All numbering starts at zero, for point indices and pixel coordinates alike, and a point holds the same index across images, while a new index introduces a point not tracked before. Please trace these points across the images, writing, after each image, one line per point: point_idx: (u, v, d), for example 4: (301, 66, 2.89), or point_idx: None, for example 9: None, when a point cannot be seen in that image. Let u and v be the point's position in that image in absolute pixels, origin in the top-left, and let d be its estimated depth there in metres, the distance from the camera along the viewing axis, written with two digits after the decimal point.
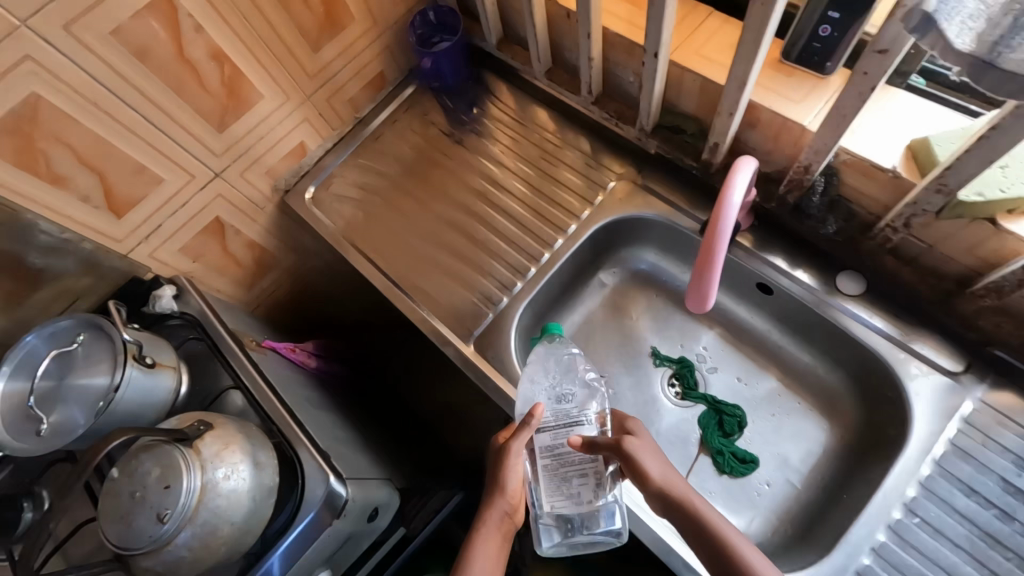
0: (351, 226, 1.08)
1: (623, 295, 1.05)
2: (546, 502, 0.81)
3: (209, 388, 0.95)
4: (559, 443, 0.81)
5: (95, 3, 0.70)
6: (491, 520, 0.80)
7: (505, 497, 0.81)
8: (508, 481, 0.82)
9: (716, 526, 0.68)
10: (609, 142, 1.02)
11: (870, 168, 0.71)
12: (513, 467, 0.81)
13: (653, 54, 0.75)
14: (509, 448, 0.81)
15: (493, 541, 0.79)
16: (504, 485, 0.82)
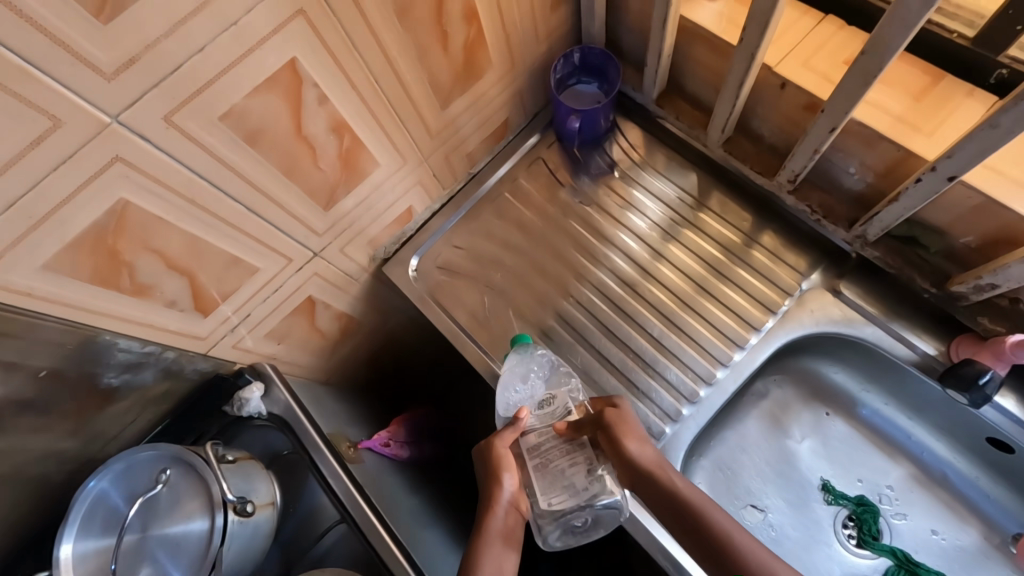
0: (464, 308, 0.91)
1: (787, 410, 0.89)
2: (544, 502, 0.65)
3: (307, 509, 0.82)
4: (545, 439, 0.69)
5: (205, 85, 0.51)
6: (489, 533, 0.67)
7: (499, 515, 0.67)
8: (502, 496, 0.68)
9: (694, 497, 0.64)
10: (791, 231, 0.84)
11: None
12: (501, 466, 0.70)
13: (946, 176, 0.55)
14: (496, 453, 0.70)
15: (496, 552, 0.66)
16: (498, 495, 0.68)
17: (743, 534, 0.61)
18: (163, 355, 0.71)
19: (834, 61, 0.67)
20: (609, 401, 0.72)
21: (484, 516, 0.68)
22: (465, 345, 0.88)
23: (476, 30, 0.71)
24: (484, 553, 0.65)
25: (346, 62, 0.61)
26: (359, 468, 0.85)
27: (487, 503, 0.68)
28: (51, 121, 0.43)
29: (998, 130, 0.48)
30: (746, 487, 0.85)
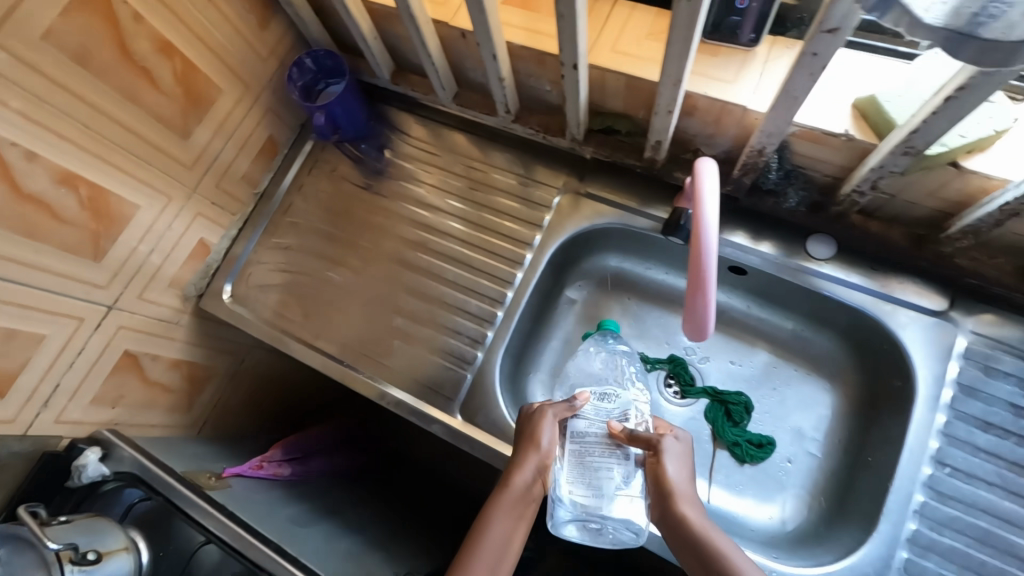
0: (287, 314, 0.96)
1: (595, 307, 1.00)
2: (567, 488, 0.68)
3: (178, 547, 0.83)
4: (593, 433, 0.69)
5: None
6: (507, 496, 0.69)
7: (527, 476, 0.69)
8: (528, 467, 0.70)
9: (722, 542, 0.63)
10: (541, 155, 0.95)
11: (819, 134, 0.66)
12: (540, 437, 0.70)
13: (573, 67, 0.67)
14: (544, 415, 0.71)
15: (511, 514, 0.68)
16: (537, 443, 0.70)
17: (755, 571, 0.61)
18: None
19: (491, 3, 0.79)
20: (671, 429, 0.72)
21: (507, 482, 0.69)
22: (294, 347, 0.93)
23: (181, 61, 0.78)
24: (494, 519, 0.68)
25: (42, 119, 0.65)
26: (221, 492, 0.87)
27: (510, 475, 0.69)
28: None
29: (565, 18, 0.59)
30: None
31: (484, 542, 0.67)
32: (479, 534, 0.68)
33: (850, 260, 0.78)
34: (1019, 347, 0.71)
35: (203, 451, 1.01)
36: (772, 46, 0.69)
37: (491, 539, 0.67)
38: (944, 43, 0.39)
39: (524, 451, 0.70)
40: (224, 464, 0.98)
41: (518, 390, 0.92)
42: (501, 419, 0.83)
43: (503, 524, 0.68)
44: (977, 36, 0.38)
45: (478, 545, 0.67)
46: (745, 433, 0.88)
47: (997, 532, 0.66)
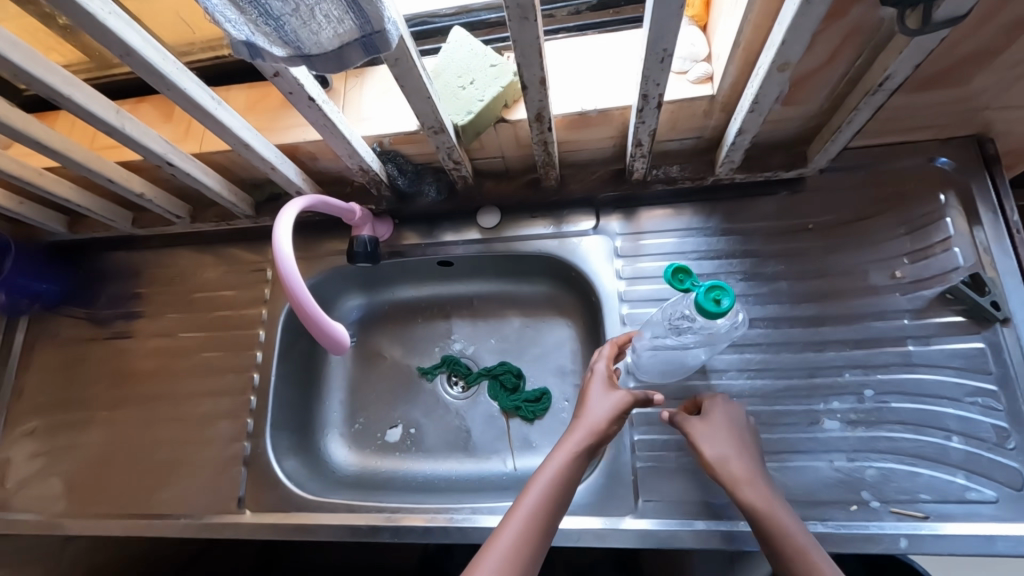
0: (54, 496, 0.91)
1: (365, 346, 1.04)
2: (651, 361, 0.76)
3: None
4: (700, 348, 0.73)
5: None
6: (580, 422, 0.65)
7: (596, 419, 0.65)
8: (597, 402, 0.67)
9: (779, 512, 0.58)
10: (244, 238, 0.98)
11: (404, 136, 0.74)
12: (609, 401, 0.66)
13: (167, 164, 0.72)
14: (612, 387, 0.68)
15: (559, 481, 0.60)
16: (596, 412, 0.66)
17: (814, 547, 0.56)
18: None
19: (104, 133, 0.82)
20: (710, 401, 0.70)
21: (582, 410, 0.67)
22: (69, 525, 0.88)
23: None
24: (550, 475, 0.60)
25: None
26: None
27: (587, 402, 0.67)
28: None
29: (114, 133, 0.64)
30: (376, 418, 0.99)
31: (541, 472, 0.61)
32: (544, 465, 0.62)
33: (514, 218, 0.89)
34: (656, 228, 0.84)
35: None
36: (347, 80, 0.77)
37: (544, 475, 0.61)
38: (304, 63, 0.47)
39: (589, 410, 0.66)
40: None
41: (312, 455, 0.94)
42: (287, 492, 0.84)
43: (572, 454, 0.62)
44: (310, 54, 0.45)
45: (529, 488, 0.60)
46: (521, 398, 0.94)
47: (694, 383, 0.76)
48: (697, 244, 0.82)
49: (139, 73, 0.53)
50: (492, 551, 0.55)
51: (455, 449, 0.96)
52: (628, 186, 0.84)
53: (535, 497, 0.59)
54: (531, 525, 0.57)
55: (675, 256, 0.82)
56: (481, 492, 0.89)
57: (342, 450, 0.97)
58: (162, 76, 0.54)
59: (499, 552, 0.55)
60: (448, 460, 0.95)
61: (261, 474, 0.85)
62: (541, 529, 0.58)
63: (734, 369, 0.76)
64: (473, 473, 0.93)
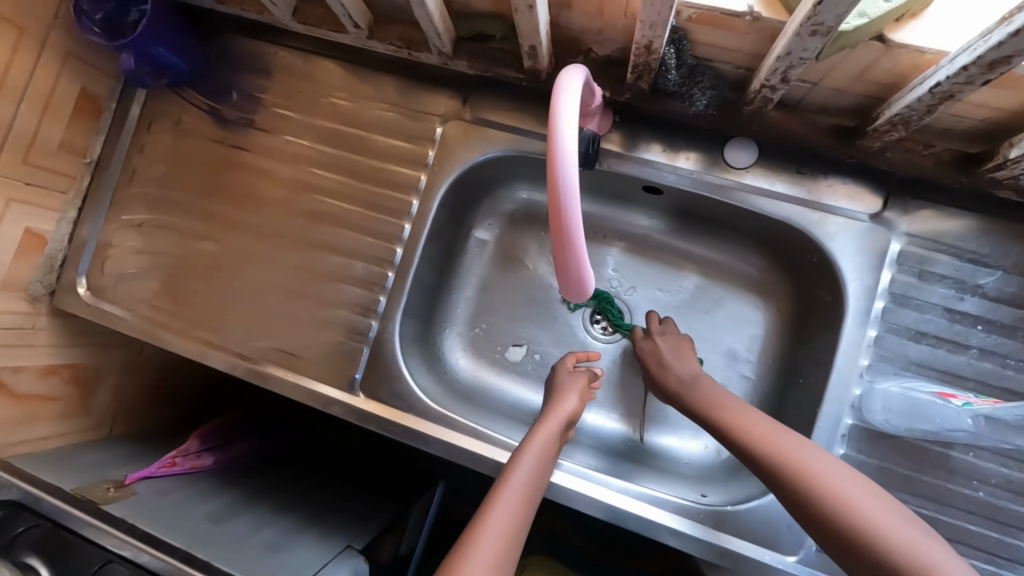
0: (154, 301, 0.84)
1: (508, 246, 0.89)
2: (911, 403, 0.61)
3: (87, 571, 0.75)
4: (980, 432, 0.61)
5: None
6: (540, 430, 0.67)
7: (565, 407, 0.71)
8: (570, 393, 0.73)
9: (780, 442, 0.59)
10: (417, 76, 0.78)
11: (719, 16, 0.52)
12: (567, 390, 0.73)
13: None
14: (569, 375, 0.76)
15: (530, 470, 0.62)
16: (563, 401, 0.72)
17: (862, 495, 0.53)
18: None
19: None
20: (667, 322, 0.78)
21: (556, 401, 0.72)
22: (168, 338, 0.82)
23: None
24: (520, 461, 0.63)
25: None
26: (121, 504, 0.79)
27: (560, 393, 0.73)
28: None
29: None
30: (500, 331, 0.88)
31: (527, 451, 0.64)
32: (525, 446, 0.65)
33: (774, 165, 0.67)
34: (958, 243, 0.63)
35: (105, 455, 0.93)
36: None
37: (529, 453, 0.64)
38: None
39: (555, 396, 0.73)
40: (130, 468, 0.90)
41: (430, 350, 0.84)
42: (406, 389, 0.75)
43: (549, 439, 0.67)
44: None
45: (512, 467, 0.62)
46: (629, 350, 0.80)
47: (930, 447, 0.62)
48: (1004, 281, 0.62)
49: None
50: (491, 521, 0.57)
51: None
52: (966, 180, 0.63)
53: (524, 473, 0.62)
54: (523, 500, 0.59)
55: (968, 287, 0.63)
56: (601, 452, 0.80)
57: (457, 352, 0.87)
58: None
59: (497, 522, 0.56)
60: None
61: (383, 361, 0.76)
62: (528, 503, 0.60)
63: (987, 449, 0.61)
64: (593, 428, 0.83)
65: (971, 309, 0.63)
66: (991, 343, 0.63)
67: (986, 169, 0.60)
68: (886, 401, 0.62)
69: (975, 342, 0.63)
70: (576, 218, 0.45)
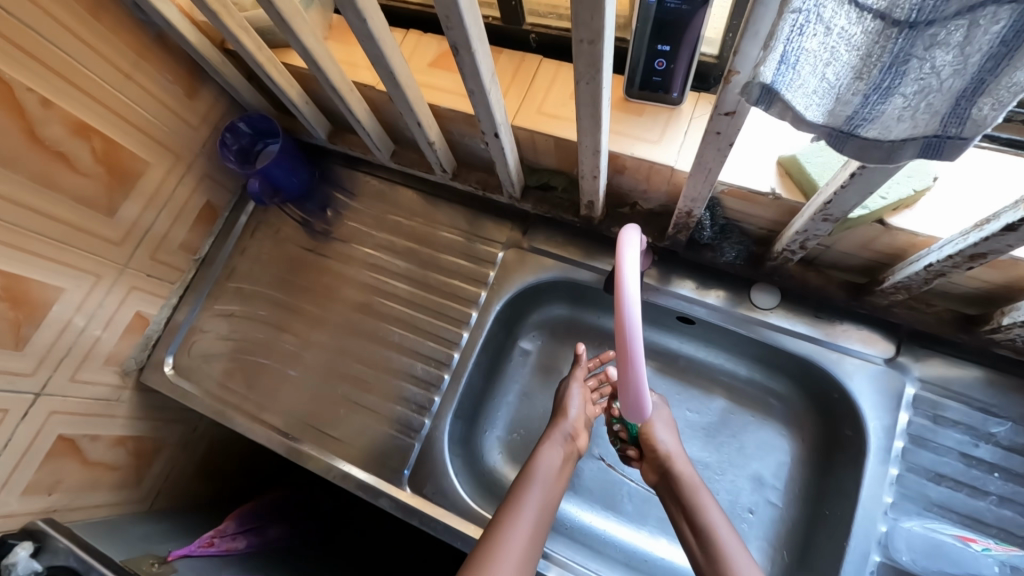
0: (228, 382, 0.93)
1: (549, 357, 0.98)
2: (919, 526, 0.67)
3: None
4: None
5: None
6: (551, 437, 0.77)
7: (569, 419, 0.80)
8: (573, 405, 0.82)
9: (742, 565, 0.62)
10: (483, 208, 0.93)
11: (747, 192, 0.64)
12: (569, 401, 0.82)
13: (494, 135, 0.66)
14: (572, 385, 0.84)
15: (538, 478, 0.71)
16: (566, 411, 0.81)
17: None
18: None
19: (418, 68, 0.78)
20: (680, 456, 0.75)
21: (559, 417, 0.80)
22: (235, 419, 0.89)
23: (100, 140, 0.76)
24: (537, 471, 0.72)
25: None
26: None
27: (563, 406, 0.82)
28: None
29: (476, 94, 0.58)
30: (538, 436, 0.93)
31: (535, 467, 0.72)
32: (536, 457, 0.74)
33: (795, 309, 0.76)
34: (968, 392, 0.70)
35: (148, 528, 0.96)
36: (696, 103, 0.68)
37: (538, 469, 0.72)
38: (828, 140, 0.37)
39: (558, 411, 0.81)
40: (170, 544, 0.93)
41: (472, 449, 0.90)
42: (450, 488, 0.80)
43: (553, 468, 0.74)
44: (859, 135, 0.35)
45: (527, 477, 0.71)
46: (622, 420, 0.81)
47: None
48: (1016, 432, 0.68)
49: (576, 61, 0.46)
50: (512, 522, 0.65)
51: (612, 505, 0.88)
52: (971, 337, 0.70)
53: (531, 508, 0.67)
54: (539, 511, 0.67)
55: (982, 434, 0.69)
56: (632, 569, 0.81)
57: (495, 454, 0.93)
58: (598, 71, 0.46)
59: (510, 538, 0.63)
60: (603, 516, 0.87)
61: (430, 455, 0.82)
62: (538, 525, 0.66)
63: None
64: (625, 543, 0.85)
65: (986, 456, 0.68)
66: (1010, 491, 0.67)
67: (986, 331, 0.68)
68: (901, 526, 0.67)
69: (994, 489, 0.67)
70: (635, 335, 0.52)
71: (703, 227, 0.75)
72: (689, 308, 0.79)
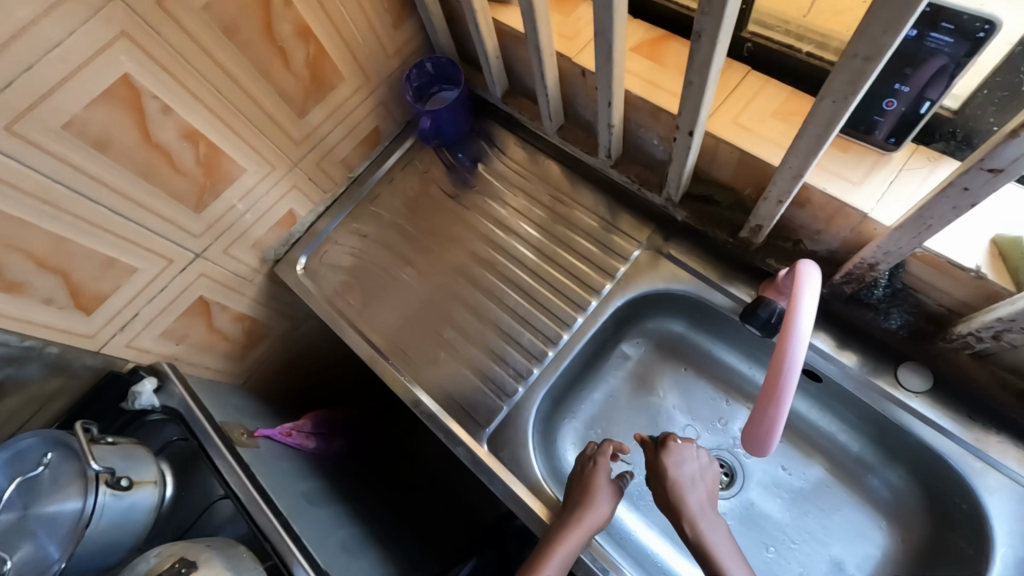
0: (346, 296, 0.99)
1: (647, 368, 0.95)
2: None
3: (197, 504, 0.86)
4: None
5: (67, 115, 0.63)
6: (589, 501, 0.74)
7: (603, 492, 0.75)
8: (603, 495, 0.75)
9: None
10: (629, 203, 0.91)
11: (943, 263, 0.59)
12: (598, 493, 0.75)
13: (688, 132, 0.65)
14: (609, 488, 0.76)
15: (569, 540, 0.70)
16: (597, 504, 0.74)
17: None
18: (46, 351, 0.77)
19: None
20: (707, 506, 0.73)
21: (588, 504, 0.74)
22: (344, 331, 0.95)
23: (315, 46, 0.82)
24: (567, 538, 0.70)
25: (184, 78, 0.70)
26: (249, 452, 0.91)
27: (594, 496, 0.75)
28: None
29: (693, 87, 0.57)
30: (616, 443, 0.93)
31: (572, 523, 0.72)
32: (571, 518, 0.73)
33: (947, 401, 0.69)
34: None
35: (241, 402, 1.05)
36: (912, 154, 0.63)
37: (575, 528, 0.71)
38: None
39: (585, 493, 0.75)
40: (256, 423, 1.01)
41: (550, 432, 0.90)
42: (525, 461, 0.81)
43: (570, 552, 0.70)
44: None
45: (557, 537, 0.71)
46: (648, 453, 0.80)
47: None
48: None
49: (834, 75, 0.44)
50: None
51: (672, 532, 0.86)
52: None
53: None
54: (565, 557, 0.69)
55: None
56: None
57: (569, 444, 0.92)
58: (853, 91, 0.44)
59: None
60: (658, 538, 0.87)
61: (514, 422, 0.83)
62: None
63: None
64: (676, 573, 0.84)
65: None
66: None
67: None
68: None
69: None
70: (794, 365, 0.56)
71: (873, 286, 0.70)
72: (823, 366, 0.74)
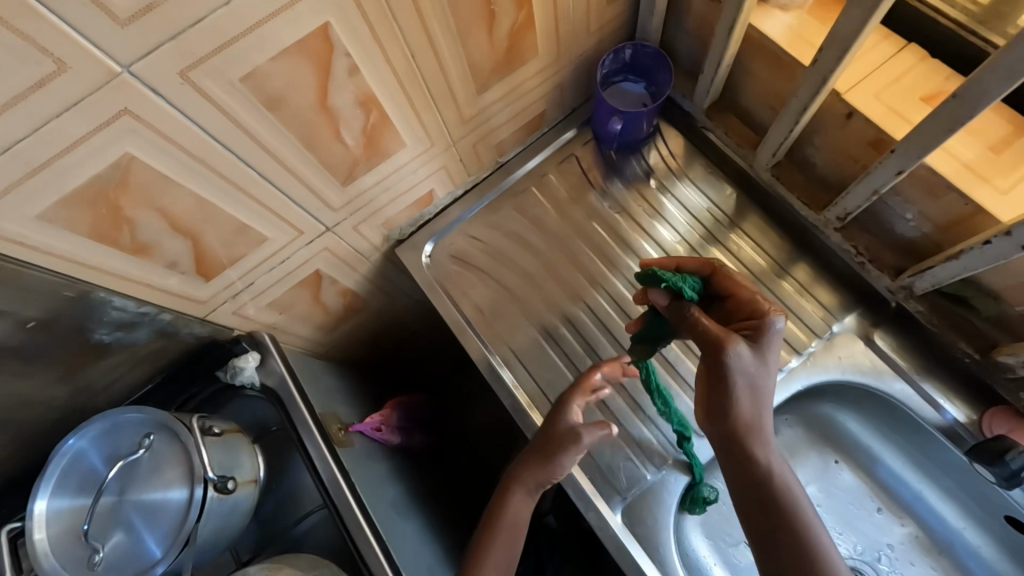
0: (473, 299, 0.87)
1: (794, 452, 0.85)
2: None
3: (293, 512, 0.78)
4: None
5: (252, 66, 0.50)
6: (540, 453, 0.72)
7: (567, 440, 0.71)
8: (569, 447, 0.70)
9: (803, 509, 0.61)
10: (831, 269, 0.80)
11: None
12: (562, 446, 0.70)
13: (1016, 243, 0.53)
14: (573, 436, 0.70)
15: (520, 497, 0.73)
16: (558, 460, 0.70)
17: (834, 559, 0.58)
18: (159, 317, 0.68)
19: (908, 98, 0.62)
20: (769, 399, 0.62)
21: (548, 456, 0.71)
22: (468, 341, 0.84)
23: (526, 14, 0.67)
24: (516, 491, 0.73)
25: (384, 35, 0.56)
26: (346, 452, 0.82)
27: (558, 446, 0.70)
28: (53, 64, 0.40)
29: None
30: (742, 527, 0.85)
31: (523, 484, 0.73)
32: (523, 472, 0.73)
33: None
34: None
35: (331, 383, 0.96)
36: None
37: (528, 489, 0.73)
38: None
39: (546, 446, 0.72)
40: (348, 413, 0.93)
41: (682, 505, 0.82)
42: (663, 542, 0.73)
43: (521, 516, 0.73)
44: None
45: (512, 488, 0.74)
46: (689, 282, 0.67)
47: None
48: None
49: None
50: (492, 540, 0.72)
51: None
52: None
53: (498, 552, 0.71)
54: (514, 515, 0.73)
55: None
56: None
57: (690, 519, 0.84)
58: None
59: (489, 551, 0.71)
60: None
61: (654, 496, 0.76)
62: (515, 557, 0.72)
63: None
64: None
65: None
66: None
67: None
68: None
69: None
70: None
71: None
72: None
